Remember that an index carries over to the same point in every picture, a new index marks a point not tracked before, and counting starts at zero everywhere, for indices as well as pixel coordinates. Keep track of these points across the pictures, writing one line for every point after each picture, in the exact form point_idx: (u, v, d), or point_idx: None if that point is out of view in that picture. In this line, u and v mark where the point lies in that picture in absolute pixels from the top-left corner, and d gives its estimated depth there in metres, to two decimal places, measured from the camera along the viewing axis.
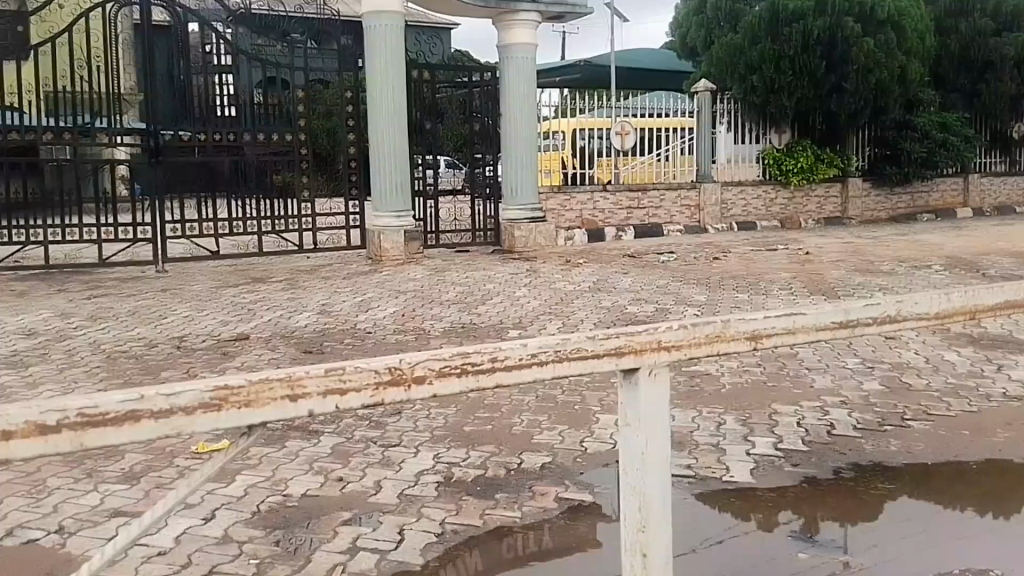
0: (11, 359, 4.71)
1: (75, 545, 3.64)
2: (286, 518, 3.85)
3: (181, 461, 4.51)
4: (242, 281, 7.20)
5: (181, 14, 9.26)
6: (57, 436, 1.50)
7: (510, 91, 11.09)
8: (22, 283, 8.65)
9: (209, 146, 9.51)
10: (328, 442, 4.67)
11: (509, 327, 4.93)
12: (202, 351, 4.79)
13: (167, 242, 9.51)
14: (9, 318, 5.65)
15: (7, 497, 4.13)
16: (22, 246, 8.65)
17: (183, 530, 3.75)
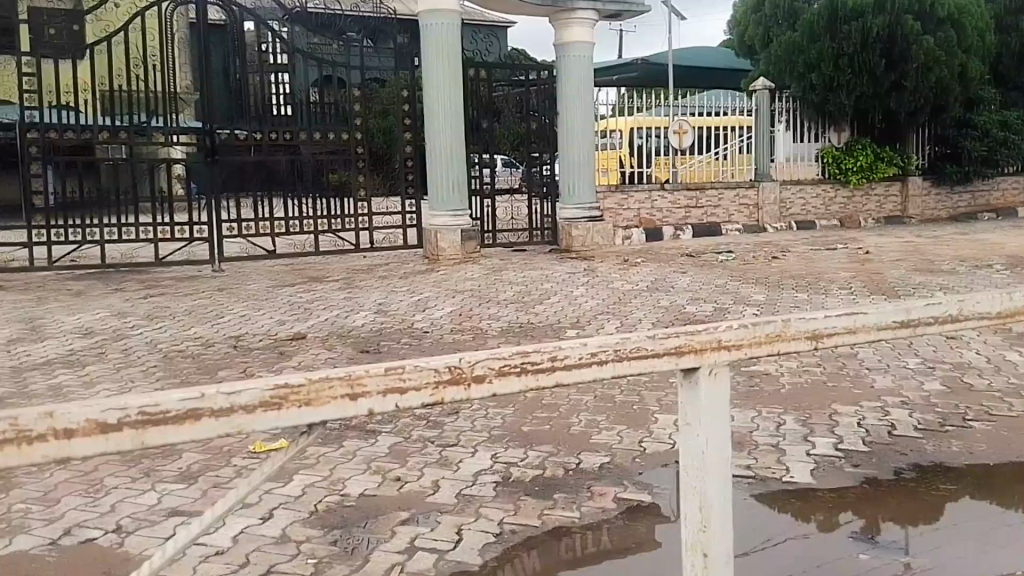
0: (68, 359, 4.69)
1: (134, 543, 3.51)
2: (344, 517, 3.77)
3: (238, 461, 4.38)
4: (298, 280, 7.21)
5: (237, 13, 9.26)
6: (118, 435, 1.49)
7: (567, 90, 11.06)
8: (80, 282, 8.73)
9: (265, 145, 9.53)
10: (385, 442, 4.61)
11: (566, 326, 4.91)
12: (258, 350, 4.75)
13: (222, 241, 9.52)
14: (66, 317, 5.66)
15: (65, 497, 3.98)
16: (79, 245, 8.71)
17: (241, 530, 3.70)
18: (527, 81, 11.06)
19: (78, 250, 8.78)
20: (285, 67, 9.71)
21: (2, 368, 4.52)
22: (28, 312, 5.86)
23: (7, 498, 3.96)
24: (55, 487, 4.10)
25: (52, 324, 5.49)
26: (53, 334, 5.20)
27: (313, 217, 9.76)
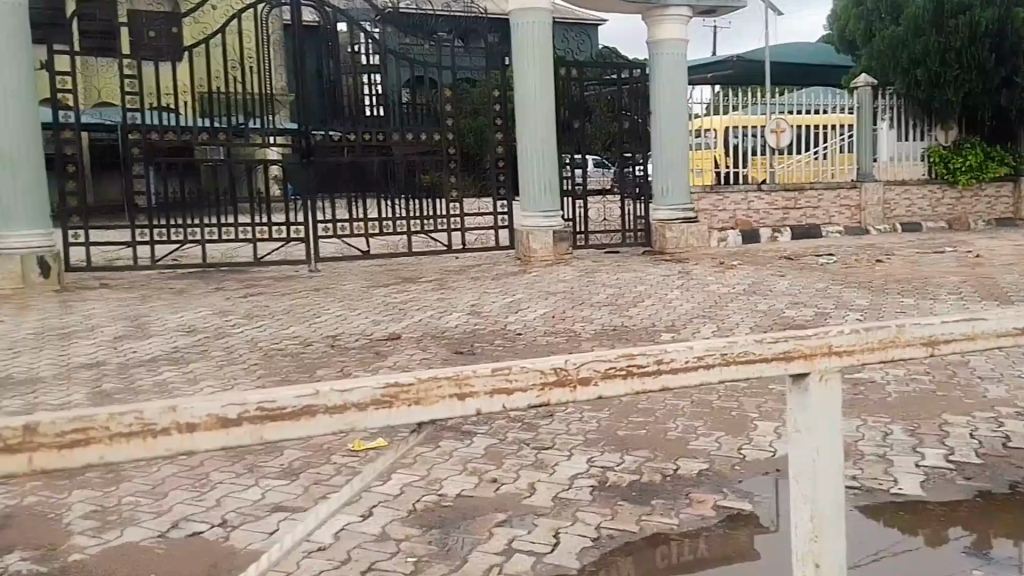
0: (172, 355, 4.79)
1: (239, 538, 3.27)
2: (442, 518, 3.48)
3: (339, 458, 4.04)
4: (391, 281, 7.27)
5: (329, 14, 9.20)
6: (238, 430, 1.55)
7: (662, 88, 10.86)
8: (184, 281, 8.91)
9: (358, 146, 9.49)
10: (481, 443, 4.30)
11: (661, 331, 4.91)
12: (355, 349, 4.77)
13: (319, 241, 9.54)
14: (170, 316, 5.82)
15: (172, 490, 3.71)
16: (183, 244, 8.87)
17: (342, 527, 3.45)
18: (621, 80, 10.76)
19: (182, 249, 8.95)
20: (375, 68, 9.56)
21: (111, 363, 4.63)
22: (133, 311, 6.05)
23: (109, 493, 3.69)
24: (161, 480, 3.84)
25: (156, 322, 5.66)
26: (157, 332, 5.34)
27: (406, 217, 9.67)
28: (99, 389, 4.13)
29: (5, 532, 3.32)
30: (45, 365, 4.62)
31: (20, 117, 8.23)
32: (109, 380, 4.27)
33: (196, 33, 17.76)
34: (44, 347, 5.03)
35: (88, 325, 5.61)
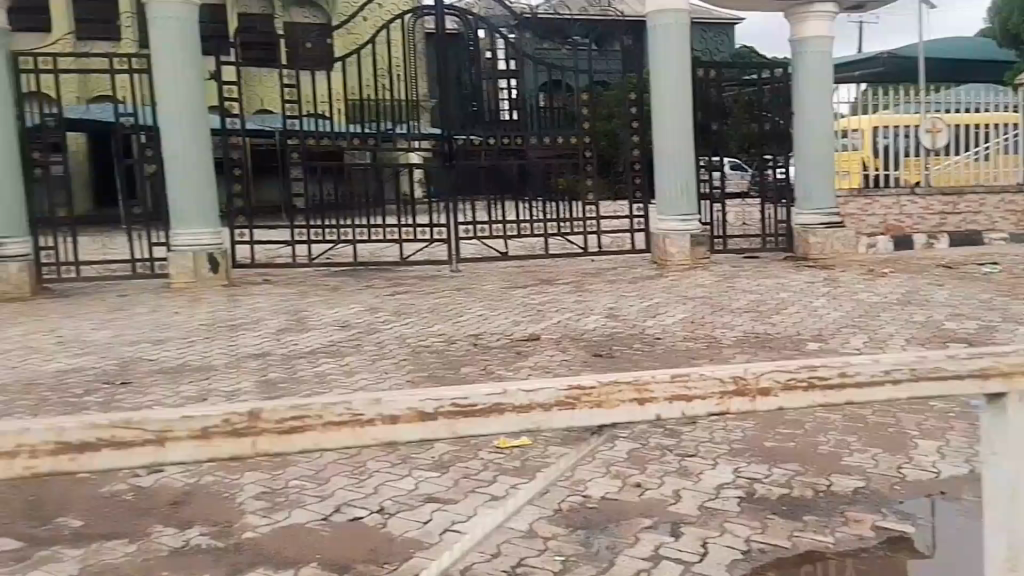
0: (329, 348, 5.06)
1: (396, 525, 3.41)
2: (586, 518, 3.41)
3: (487, 455, 4.06)
4: (529, 283, 7.43)
5: (471, 21, 9.50)
6: (434, 423, 1.70)
7: (804, 87, 10.06)
8: (335, 278, 9.32)
9: (496, 149, 9.63)
10: (624, 448, 4.16)
11: (808, 340, 5.02)
12: (496, 350, 4.89)
13: (460, 242, 9.76)
14: (326, 311, 6.19)
15: (334, 477, 3.87)
16: (335, 243, 9.30)
17: (490, 521, 3.42)
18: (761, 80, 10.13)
19: (333, 248, 9.38)
20: (512, 73, 9.62)
21: (275, 354, 4.96)
22: (293, 305, 6.47)
23: (277, 476, 3.88)
24: (324, 466, 3.99)
25: (313, 317, 6.02)
26: (314, 326, 5.68)
27: (542, 219, 9.76)
28: (265, 378, 4.39)
29: (188, 508, 3.58)
30: (218, 354, 5.01)
31: (196, 120, 8.62)
32: (274, 368, 4.60)
33: (347, 43, 18.78)
34: (217, 336, 5.47)
35: (254, 317, 6.04)
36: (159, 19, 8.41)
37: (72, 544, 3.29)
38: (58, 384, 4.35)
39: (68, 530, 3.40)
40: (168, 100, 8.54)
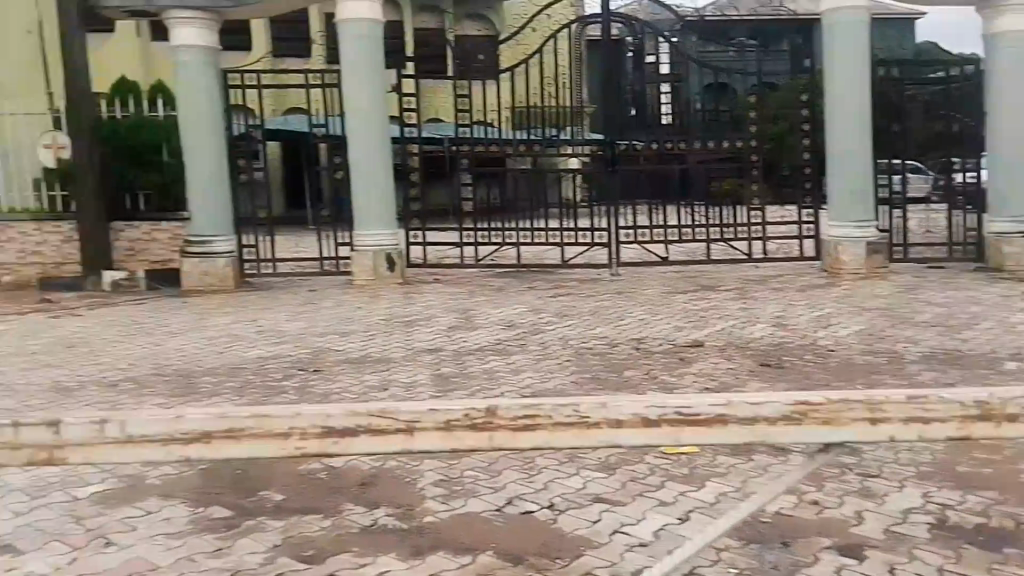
0: (497, 347, 5.40)
1: (567, 522, 3.51)
2: (760, 532, 3.37)
3: (653, 459, 4.11)
4: (691, 288, 7.46)
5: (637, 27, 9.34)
6: None
7: (1000, 85, 9.15)
8: (501, 279, 9.58)
9: (661, 153, 9.57)
10: (800, 462, 4.04)
11: (1005, 357, 4.94)
12: (661, 353, 5.24)
13: (621, 246, 9.78)
14: (493, 310, 6.55)
15: (505, 470, 4.04)
16: (498, 246, 9.58)
17: (660, 526, 3.44)
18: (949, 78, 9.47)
19: (497, 250, 9.67)
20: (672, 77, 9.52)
21: (448, 350, 5.37)
22: (462, 304, 6.75)
23: (454, 464, 4.10)
24: (495, 458, 4.16)
25: (481, 315, 6.37)
26: (483, 324, 6.03)
27: (705, 224, 9.59)
28: (439, 371, 4.95)
29: (373, 490, 3.88)
30: (398, 347, 5.50)
31: (377, 128, 9.04)
32: (447, 363, 5.08)
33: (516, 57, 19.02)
34: (395, 331, 5.91)
35: (427, 314, 6.44)
36: (348, 34, 8.93)
37: (275, 516, 3.66)
38: (261, 368, 5.12)
39: (271, 502, 3.78)
40: (354, 110, 9.04)
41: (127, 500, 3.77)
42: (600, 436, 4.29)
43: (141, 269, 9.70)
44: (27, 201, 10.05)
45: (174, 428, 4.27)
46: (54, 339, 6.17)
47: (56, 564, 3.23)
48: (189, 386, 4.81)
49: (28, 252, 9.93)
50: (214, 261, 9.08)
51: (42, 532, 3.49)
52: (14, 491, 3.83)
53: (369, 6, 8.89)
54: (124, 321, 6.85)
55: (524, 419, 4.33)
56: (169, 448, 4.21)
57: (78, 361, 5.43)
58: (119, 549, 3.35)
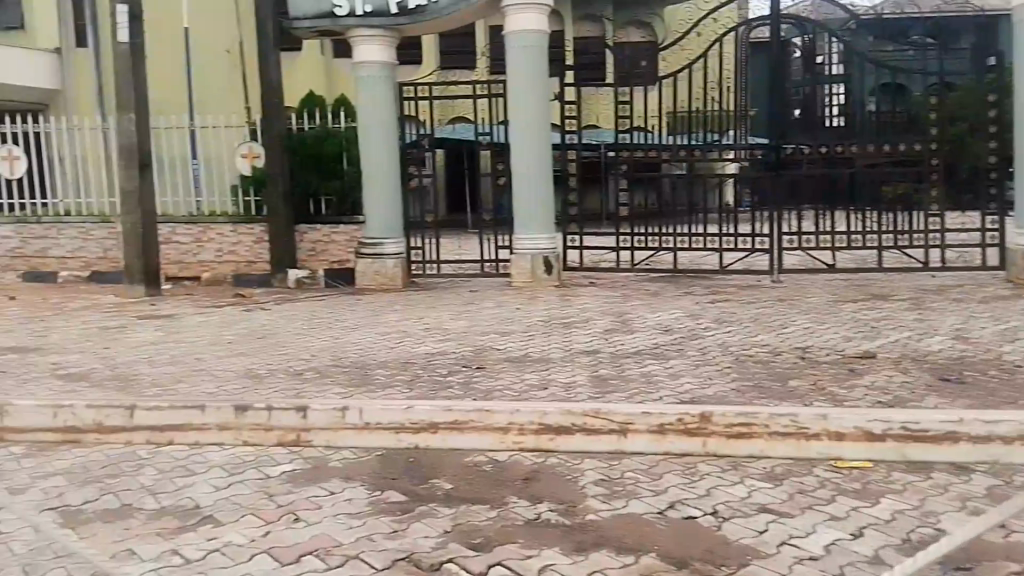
0: (655, 350, 5.66)
1: (731, 530, 3.50)
2: (941, 552, 3.22)
3: (822, 472, 4.05)
4: (861, 298, 7.42)
5: (809, 27, 9.30)
6: None
7: None
8: (657, 283, 9.68)
9: (829, 157, 9.30)
10: (983, 483, 3.84)
11: None
12: (829, 363, 5.25)
13: (782, 252, 9.65)
14: (651, 313, 6.90)
15: (666, 474, 4.11)
16: (656, 251, 9.68)
17: (831, 540, 3.37)
18: None
19: (654, 255, 9.78)
20: (841, 78, 9.32)
21: (606, 352, 5.64)
22: (619, 307, 7.14)
23: (614, 465, 4.22)
24: (656, 462, 4.25)
25: (637, 319, 6.69)
26: (639, 328, 6.33)
27: (875, 231, 9.31)
28: (598, 373, 5.15)
29: (536, 486, 4.03)
30: (557, 348, 5.77)
31: (540, 135, 9.34)
32: (605, 366, 5.32)
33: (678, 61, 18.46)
34: (553, 333, 6.18)
35: (584, 317, 6.76)
36: (515, 47, 9.31)
37: (445, 503, 3.87)
38: (429, 363, 5.49)
39: (441, 490, 4.01)
40: (520, 119, 9.33)
41: (311, 480, 4.10)
42: (818, 448, 4.26)
43: (320, 267, 10.61)
44: (227, 203, 10.97)
45: (404, 418, 4.58)
46: (247, 330, 6.91)
47: (252, 536, 3.56)
48: (365, 377, 5.21)
49: (224, 252, 10.96)
50: (383, 263, 9.83)
51: (238, 505, 3.85)
52: (215, 467, 4.25)
53: (535, 17, 9.17)
54: (306, 315, 7.48)
55: (737, 427, 4.38)
56: (398, 436, 4.53)
57: (269, 350, 6.00)
58: (306, 526, 3.65)
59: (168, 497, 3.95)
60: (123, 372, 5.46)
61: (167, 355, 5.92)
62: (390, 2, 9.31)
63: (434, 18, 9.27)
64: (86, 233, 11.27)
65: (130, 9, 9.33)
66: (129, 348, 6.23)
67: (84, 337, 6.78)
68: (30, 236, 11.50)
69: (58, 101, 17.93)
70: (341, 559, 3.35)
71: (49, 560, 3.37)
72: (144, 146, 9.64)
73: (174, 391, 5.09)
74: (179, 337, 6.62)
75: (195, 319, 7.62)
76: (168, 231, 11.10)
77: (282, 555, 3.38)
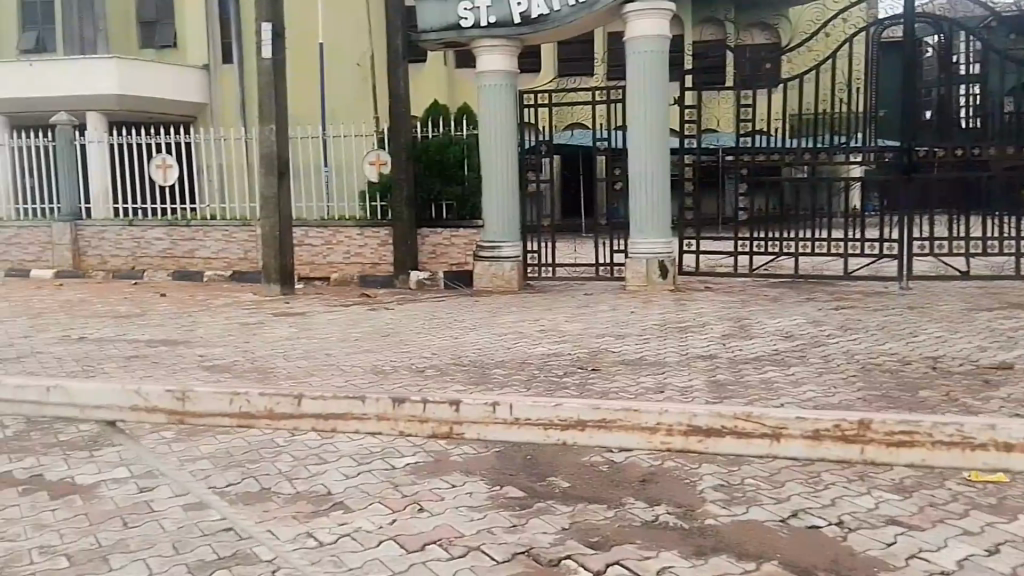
0: (774, 357, 5.75)
1: (857, 541, 3.43)
2: None
3: (954, 486, 3.93)
4: (999, 306, 7.43)
5: (944, 26, 8.97)
6: None
7: None
8: (778, 289, 9.64)
9: (963, 160, 9.03)
10: None
11: None
12: (962, 374, 5.17)
13: (912, 258, 9.45)
14: (771, 320, 7.11)
15: (788, 481, 4.08)
16: (778, 256, 9.64)
17: (966, 556, 3.26)
18: None
19: (776, 259, 9.75)
20: (976, 78, 8.96)
21: (723, 358, 5.76)
22: (737, 314, 7.42)
23: (733, 471, 4.23)
24: (778, 470, 4.23)
25: (755, 324, 6.98)
26: (758, 334, 6.52)
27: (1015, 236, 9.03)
28: (715, 378, 5.22)
29: (654, 487, 4.08)
30: (673, 352, 5.94)
31: (656, 140, 9.69)
32: (722, 371, 5.39)
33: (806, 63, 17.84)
34: (669, 337, 6.46)
35: (701, 322, 7.12)
36: (634, 53, 9.64)
37: (563, 501, 3.95)
38: (545, 364, 5.69)
39: (558, 488, 4.09)
40: (635, 126, 9.73)
41: (433, 473, 4.27)
42: (966, 459, 4.16)
43: (440, 268, 11.11)
44: (355, 208, 11.75)
45: (554, 414, 4.72)
46: (374, 328, 7.38)
47: (380, 523, 3.71)
48: (484, 376, 5.44)
49: (353, 254, 11.60)
50: (501, 266, 10.33)
51: (366, 493, 4.02)
52: (344, 457, 4.48)
53: (655, 23, 9.50)
54: (428, 316, 8.07)
55: (897, 435, 4.30)
56: (547, 432, 4.68)
57: (392, 348, 6.37)
58: (429, 515, 3.79)
59: (301, 483, 4.16)
60: (262, 364, 5.90)
61: (301, 350, 6.38)
62: (514, 13, 9.73)
63: (557, 26, 9.65)
64: (229, 235, 12.18)
65: (274, 27, 10.01)
66: (266, 343, 6.75)
67: (226, 332, 7.34)
68: (178, 237, 12.44)
69: (205, 114, 18.99)
70: (463, 550, 3.46)
71: (196, 538, 3.54)
72: (283, 155, 10.26)
73: (310, 382, 5.47)
74: (312, 334, 7.12)
75: (325, 318, 8.15)
76: (301, 234, 11.79)
77: (407, 541, 3.53)
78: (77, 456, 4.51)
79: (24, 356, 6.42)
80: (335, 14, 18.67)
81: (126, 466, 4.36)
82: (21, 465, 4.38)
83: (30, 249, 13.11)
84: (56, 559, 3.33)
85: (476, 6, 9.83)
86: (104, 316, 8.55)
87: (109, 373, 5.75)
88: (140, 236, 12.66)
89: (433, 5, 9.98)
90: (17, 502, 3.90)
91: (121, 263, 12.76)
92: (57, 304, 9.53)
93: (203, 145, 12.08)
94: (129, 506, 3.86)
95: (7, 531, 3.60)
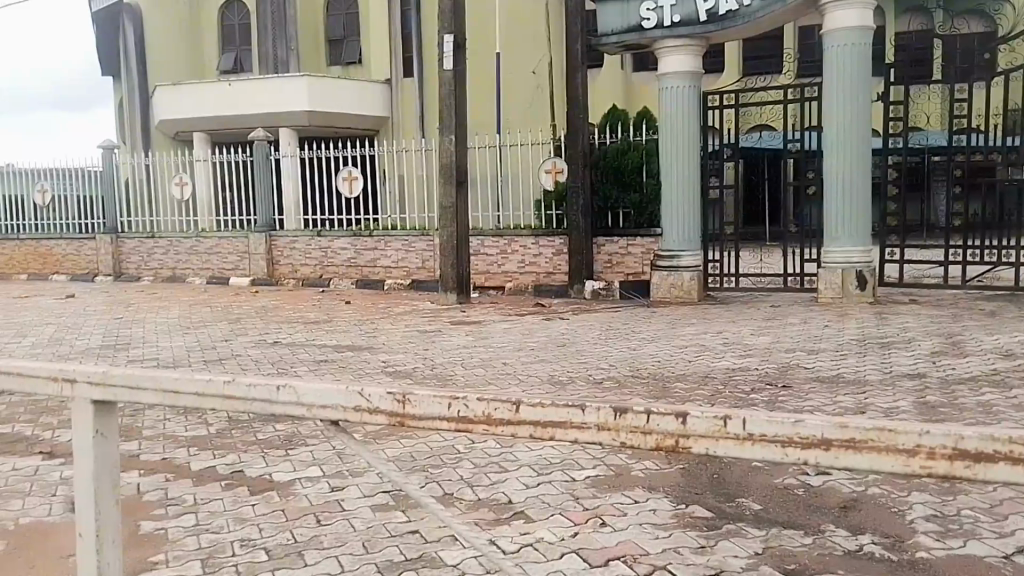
0: (993, 377, 5.28)
1: None
2: None
3: None
4: None
5: None
6: None
7: None
8: (996, 303, 8.98)
9: None
10: None
11: None
12: None
13: None
14: (988, 337, 6.58)
15: (1012, 514, 3.69)
16: (998, 261, 9.08)
17: None
18: None
19: (996, 267, 9.18)
20: None
21: (933, 376, 5.37)
22: (947, 331, 6.88)
23: (949, 502, 3.84)
24: (999, 502, 3.83)
25: (971, 341, 6.48)
26: (975, 352, 6.03)
27: None
28: (924, 400, 4.84)
29: (857, 514, 3.76)
30: (875, 370, 5.61)
31: (855, 141, 9.33)
32: (934, 391, 4.99)
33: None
34: (869, 354, 6.13)
35: (906, 338, 6.68)
36: (834, 49, 9.32)
37: (755, 524, 3.70)
38: (733, 380, 5.54)
39: (749, 510, 3.86)
40: (833, 126, 9.43)
41: (616, 487, 4.15)
42: None
43: (618, 278, 11.11)
44: (531, 218, 11.96)
45: None
46: (553, 339, 7.45)
47: (562, 535, 3.58)
48: (665, 390, 5.29)
49: (527, 263, 11.80)
50: (681, 274, 10.29)
51: (547, 504, 3.93)
52: (525, 466, 4.47)
53: (857, 15, 9.15)
54: (605, 327, 8.08)
55: None
56: None
57: (573, 360, 6.41)
58: (613, 530, 3.63)
59: (483, 489, 4.14)
60: (444, 372, 6.07)
61: (480, 359, 6.51)
62: (700, 10, 9.68)
63: (745, 21, 9.50)
64: (409, 245, 12.76)
65: (455, 39, 10.31)
66: (445, 351, 6.94)
67: (406, 340, 7.58)
68: (363, 247, 13.13)
69: (385, 128, 19.84)
70: (648, 568, 3.26)
71: (384, 538, 3.50)
72: (460, 165, 10.56)
73: (490, 389, 5.57)
74: (490, 344, 7.24)
75: (502, 327, 8.28)
76: (478, 243, 12.08)
77: (591, 556, 3.37)
78: (274, 454, 4.67)
79: (227, 359, 6.89)
80: (511, 27, 19.04)
81: (318, 466, 4.44)
82: (224, 460, 4.57)
83: (228, 259, 14.30)
84: (256, 552, 3.36)
85: (658, 6, 9.86)
86: (295, 322, 9.08)
87: (303, 376, 6.10)
88: (328, 246, 13.45)
89: (616, 7, 10.12)
90: (221, 496, 4.01)
91: (310, 271, 13.63)
92: (254, 310, 10.31)
93: (385, 156, 12.62)
94: (321, 504, 3.89)
95: (211, 523, 3.67)
